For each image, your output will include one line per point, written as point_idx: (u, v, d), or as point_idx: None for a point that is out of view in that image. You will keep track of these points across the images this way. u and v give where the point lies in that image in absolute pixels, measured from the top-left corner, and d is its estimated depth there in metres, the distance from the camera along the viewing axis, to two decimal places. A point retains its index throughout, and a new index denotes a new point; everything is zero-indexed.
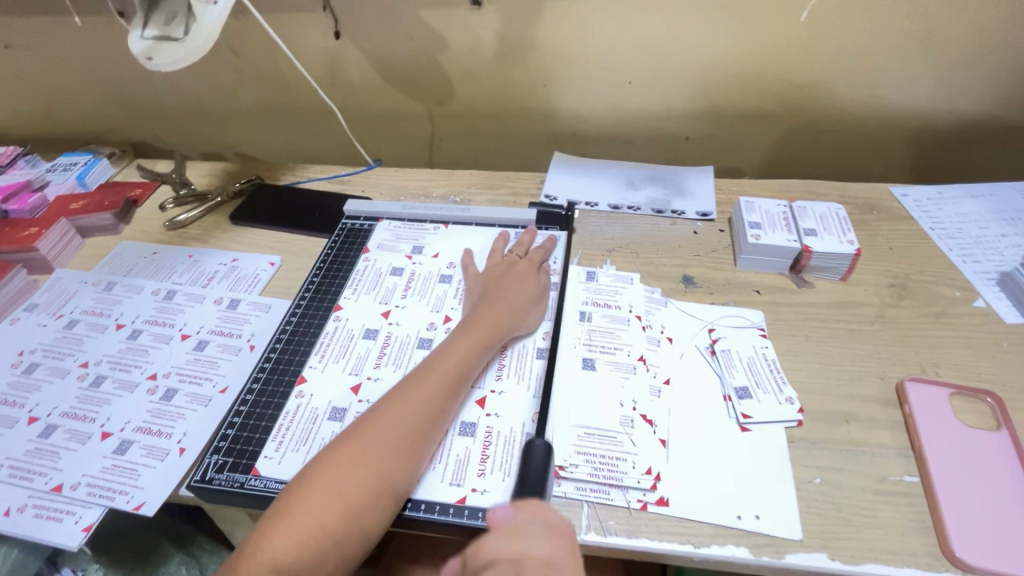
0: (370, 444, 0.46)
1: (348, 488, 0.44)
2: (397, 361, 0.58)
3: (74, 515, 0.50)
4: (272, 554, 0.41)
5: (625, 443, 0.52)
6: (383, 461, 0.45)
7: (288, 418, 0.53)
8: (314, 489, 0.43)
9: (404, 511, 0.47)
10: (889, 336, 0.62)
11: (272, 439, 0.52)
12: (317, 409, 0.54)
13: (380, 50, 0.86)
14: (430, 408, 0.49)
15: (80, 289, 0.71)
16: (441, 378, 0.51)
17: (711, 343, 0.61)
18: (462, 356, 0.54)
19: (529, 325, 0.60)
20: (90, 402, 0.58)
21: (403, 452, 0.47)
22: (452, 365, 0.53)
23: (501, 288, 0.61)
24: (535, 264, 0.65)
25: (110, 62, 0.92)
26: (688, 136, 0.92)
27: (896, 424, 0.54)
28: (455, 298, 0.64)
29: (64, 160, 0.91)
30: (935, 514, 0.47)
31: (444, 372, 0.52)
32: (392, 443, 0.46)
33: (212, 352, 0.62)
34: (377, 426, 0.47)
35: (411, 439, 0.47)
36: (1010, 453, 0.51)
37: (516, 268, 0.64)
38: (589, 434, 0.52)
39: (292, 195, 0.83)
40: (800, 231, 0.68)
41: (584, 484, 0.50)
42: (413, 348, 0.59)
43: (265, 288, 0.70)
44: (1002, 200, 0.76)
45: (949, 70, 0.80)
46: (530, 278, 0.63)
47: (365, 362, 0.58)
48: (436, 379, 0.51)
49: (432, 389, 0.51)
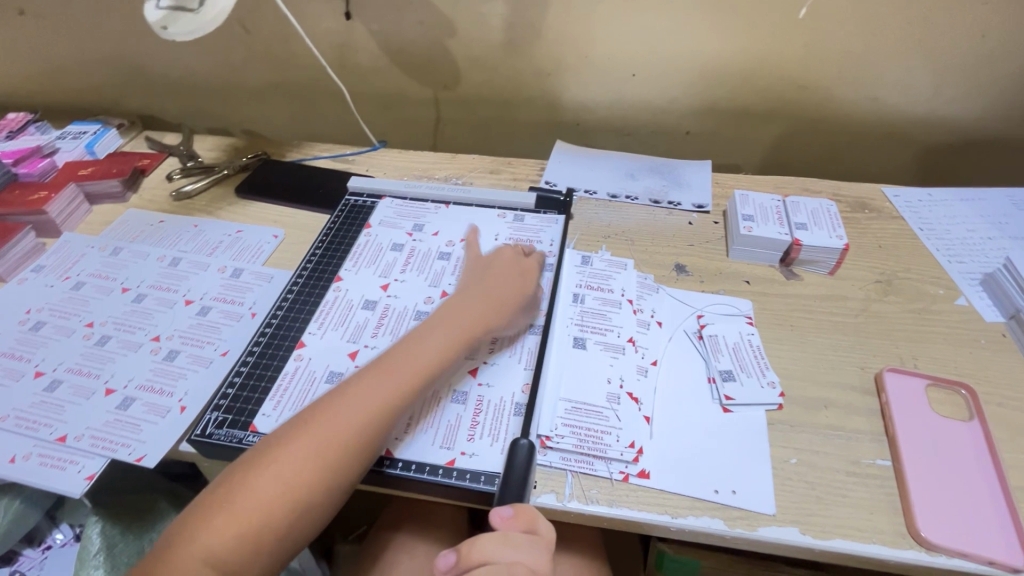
0: (322, 434, 0.45)
1: (295, 479, 0.43)
2: (393, 331, 0.60)
3: (77, 464, 0.51)
4: (208, 544, 0.40)
5: (611, 418, 0.54)
6: (334, 453, 0.44)
7: (286, 380, 0.55)
8: (259, 479, 0.43)
9: (396, 471, 0.50)
10: (872, 329, 0.63)
11: (271, 398, 0.54)
12: (314, 372, 0.56)
13: (390, 33, 0.87)
14: (391, 400, 0.48)
15: (88, 253, 0.73)
16: (409, 370, 0.50)
17: (699, 328, 0.63)
18: (437, 348, 0.53)
19: (513, 323, 0.59)
20: (96, 359, 0.60)
21: (358, 442, 0.46)
22: (424, 359, 0.51)
23: (492, 283, 0.60)
24: (537, 267, 0.64)
25: (123, 34, 0.94)
26: (688, 130, 0.94)
27: (873, 412, 0.56)
28: (452, 276, 0.66)
29: (73, 128, 0.92)
30: (904, 495, 0.49)
31: (413, 364, 0.51)
32: (344, 435, 0.45)
33: (214, 317, 0.64)
34: (331, 416, 0.46)
35: (368, 429, 0.46)
36: (980, 442, 0.53)
37: (522, 267, 0.63)
38: (575, 406, 0.54)
39: (297, 172, 0.85)
40: (791, 225, 0.70)
41: (569, 453, 0.52)
42: (410, 320, 0.61)
43: (268, 259, 0.72)
44: (991, 205, 0.78)
45: (946, 76, 0.81)
46: (530, 280, 0.62)
47: (362, 330, 0.60)
48: (403, 371, 0.50)
49: (397, 380, 0.49)
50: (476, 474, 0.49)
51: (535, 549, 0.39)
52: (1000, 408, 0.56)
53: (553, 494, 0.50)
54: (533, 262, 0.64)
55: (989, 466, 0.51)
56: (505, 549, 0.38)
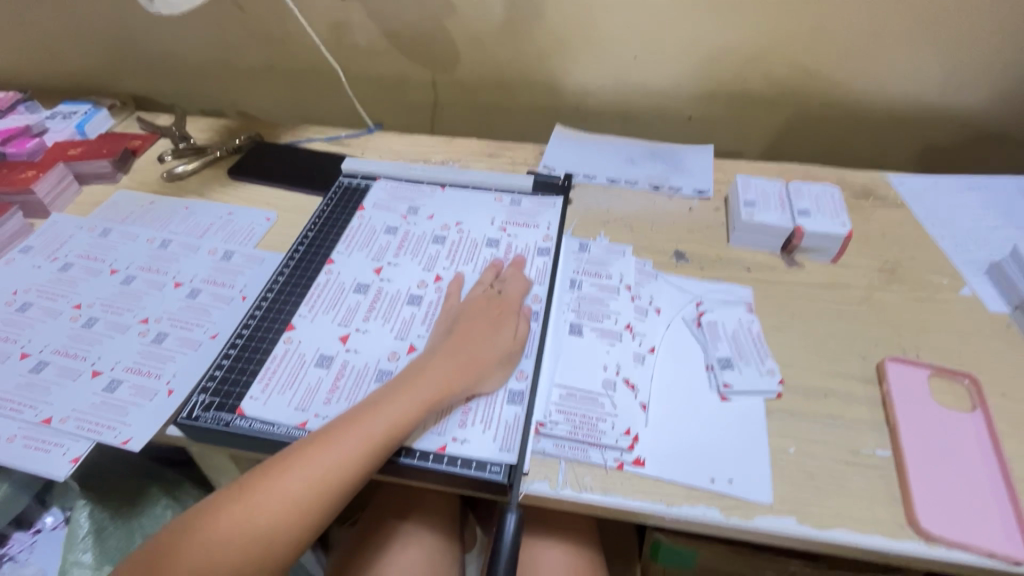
0: (255, 513, 0.41)
1: (226, 560, 0.40)
2: (385, 315, 0.59)
3: (62, 446, 0.51)
4: None
5: (606, 405, 0.52)
6: (269, 531, 0.41)
7: (275, 362, 0.54)
8: (186, 558, 0.40)
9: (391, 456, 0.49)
10: (874, 317, 0.62)
11: (259, 380, 0.53)
12: (304, 355, 0.55)
13: (386, 12, 0.85)
14: (340, 475, 0.44)
15: (76, 234, 0.71)
16: (362, 440, 0.45)
17: (699, 314, 0.61)
18: (395, 415, 0.47)
19: (490, 387, 0.52)
20: (82, 340, 0.59)
21: (296, 523, 0.42)
22: (383, 428, 0.46)
23: (467, 336, 0.54)
24: (513, 309, 0.57)
25: (114, 11, 0.92)
26: (690, 116, 0.92)
27: (873, 401, 0.55)
28: (447, 262, 0.64)
29: (64, 108, 0.90)
30: (904, 486, 0.48)
31: (367, 435, 0.45)
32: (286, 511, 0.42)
33: (204, 300, 0.63)
34: (271, 487, 0.42)
35: (310, 505, 0.43)
36: (982, 432, 0.52)
37: (494, 313, 0.56)
38: (571, 393, 0.53)
39: (292, 154, 0.83)
40: (794, 211, 0.68)
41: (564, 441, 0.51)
42: (404, 304, 0.60)
43: (260, 241, 0.71)
44: (998, 193, 0.76)
45: (956, 62, 0.79)
46: (506, 329, 0.55)
47: (355, 313, 0.59)
48: (357, 440, 0.45)
49: (345, 452, 0.44)
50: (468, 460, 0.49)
51: None
52: (1003, 398, 0.55)
53: (546, 481, 0.49)
54: (509, 298, 0.58)
55: (992, 458, 0.50)
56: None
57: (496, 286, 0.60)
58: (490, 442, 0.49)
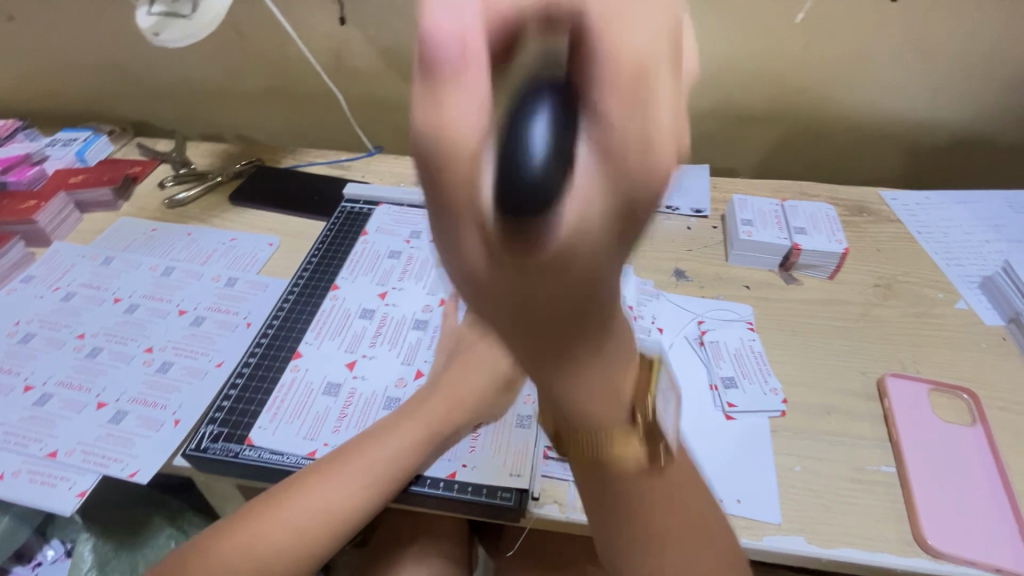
0: (258, 538, 0.42)
1: None
2: (391, 341, 0.59)
3: (68, 481, 0.50)
4: None
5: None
6: (270, 559, 0.42)
7: (282, 391, 0.54)
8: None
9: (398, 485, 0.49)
10: (873, 333, 0.63)
11: (267, 410, 0.53)
12: (312, 383, 0.55)
13: (385, 38, 0.87)
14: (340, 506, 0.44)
15: (78, 263, 0.71)
16: (364, 471, 0.46)
17: (700, 334, 0.62)
18: (400, 445, 0.47)
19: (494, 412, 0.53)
20: (86, 371, 0.59)
21: (297, 551, 0.43)
22: (385, 457, 0.47)
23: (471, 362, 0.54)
24: None
25: (116, 40, 0.93)
26: (685, 134, 0.93)
27: (876, 417, 0.55)
28: (450, 286, 0.65)
29: (64, 135, 0.91)
30: (909, 502, 0.49)
31: (370, 465, 0.46)
32: (281, 545, 0.42)
33: (209, 328, 0.63)
34: (274, 515, 0.43)
35: (307, 539, 0.43)
36: (983, 446, 0.52)
37: None
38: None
39: (293, 178, 0.84)
40: (790, 229, 0.69)
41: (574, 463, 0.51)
42: (409, 329, 0.60)
43: (263, 267, 0.71)
44: (987, 207, 0.78)
45: (940, 80, 0.82)
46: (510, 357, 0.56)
47: (361, 339, 0.59)
48: (360, 471, 0.46)
49: (348, 483, 0.45)
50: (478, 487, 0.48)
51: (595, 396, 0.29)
52: (1002, 412, 0.56)
53: (556, 505, 0.48)
54: None
55: (993, 472, 0.51)
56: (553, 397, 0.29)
57: None
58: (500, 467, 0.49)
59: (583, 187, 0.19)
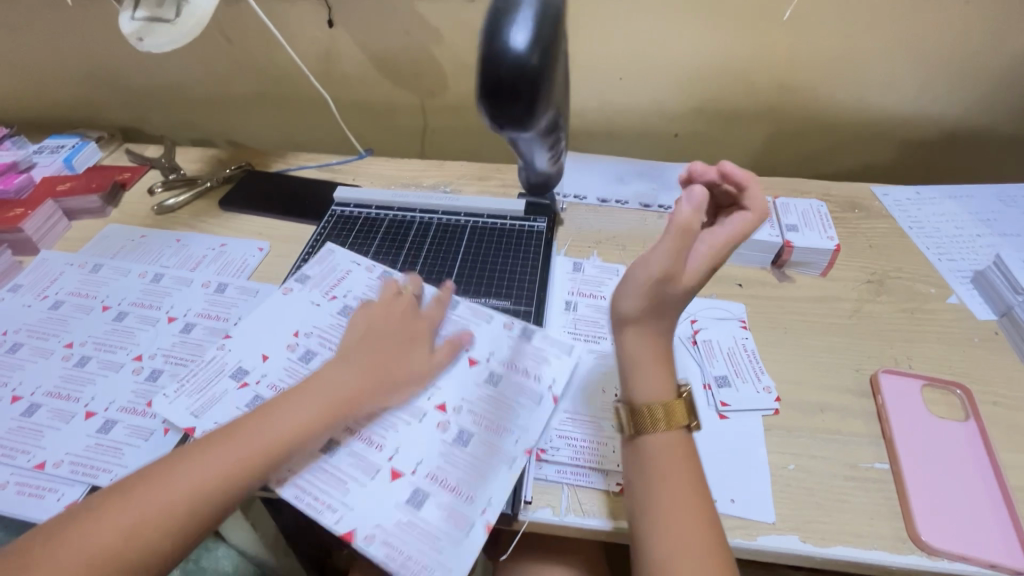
0: (135, 504, 0.42)
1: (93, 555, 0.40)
2: (307, 329, 0.60)
3: (57, 492, 0.50)
4: None
5: (535, 407, 0.53)
6: (141, 529, 0.41)
7: (200, 365, 0.57)
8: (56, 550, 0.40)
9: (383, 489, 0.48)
10: (866, 329, 0.63)
11: (175, 380, 0.56)
12: (224, 365, 0.57)
13: (374, 40, 0.86)
14: (222, 476, 0.44)
15: (66, 271, 0.71)
16: (253, 445, 0.46)
17: (693, 333, 0.62)
18: (290, 425, 0.48)
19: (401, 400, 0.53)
20: (75, 381, 0.58)
21: (169, 520, 0.42)
22: (276, 434, 0.47)
23: (380, 347, 0.54)
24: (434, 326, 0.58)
25: (102, 45, 0.92)
26: (677, 133, 0.93)
27: (870, 414, 0.55)
28: (381, 269, 0.67)
29: (52, 142, 0.90)
30: (903, 499, 0.49)
31: (261, 439, 0.46)
32: (127, 543, 0.41)
33: (199, 335, 0.62)
34: (156, 484, 0.43)
35: (169, 518, 0.42)
36: (977, 442, 0.52)
37: (409, 323, 0.57)
38: (505, 381, 0.54)
39: (283, 182, 0.83)
40: (782, 227, 0.69)
41: (501, 452, 0.50)
42: (329, 315, 0.61)
43: (253, 273, 0.70)
44: (979, 202, 0.78)
45: (931, 75, 0.82)
46: (419, 343, 0.55)
47: (283, 325, 0.60)
48: (251, 445, 0.46)
49: (234, 454, 0.45)
50: (420, 490, 0.48)
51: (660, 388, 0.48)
52: (995, 407, 0.56)
53: (550, 508, 0.49)
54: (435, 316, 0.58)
55: (987, 467, 0.51)
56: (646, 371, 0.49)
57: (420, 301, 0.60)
58: (438, 461, 0.49)
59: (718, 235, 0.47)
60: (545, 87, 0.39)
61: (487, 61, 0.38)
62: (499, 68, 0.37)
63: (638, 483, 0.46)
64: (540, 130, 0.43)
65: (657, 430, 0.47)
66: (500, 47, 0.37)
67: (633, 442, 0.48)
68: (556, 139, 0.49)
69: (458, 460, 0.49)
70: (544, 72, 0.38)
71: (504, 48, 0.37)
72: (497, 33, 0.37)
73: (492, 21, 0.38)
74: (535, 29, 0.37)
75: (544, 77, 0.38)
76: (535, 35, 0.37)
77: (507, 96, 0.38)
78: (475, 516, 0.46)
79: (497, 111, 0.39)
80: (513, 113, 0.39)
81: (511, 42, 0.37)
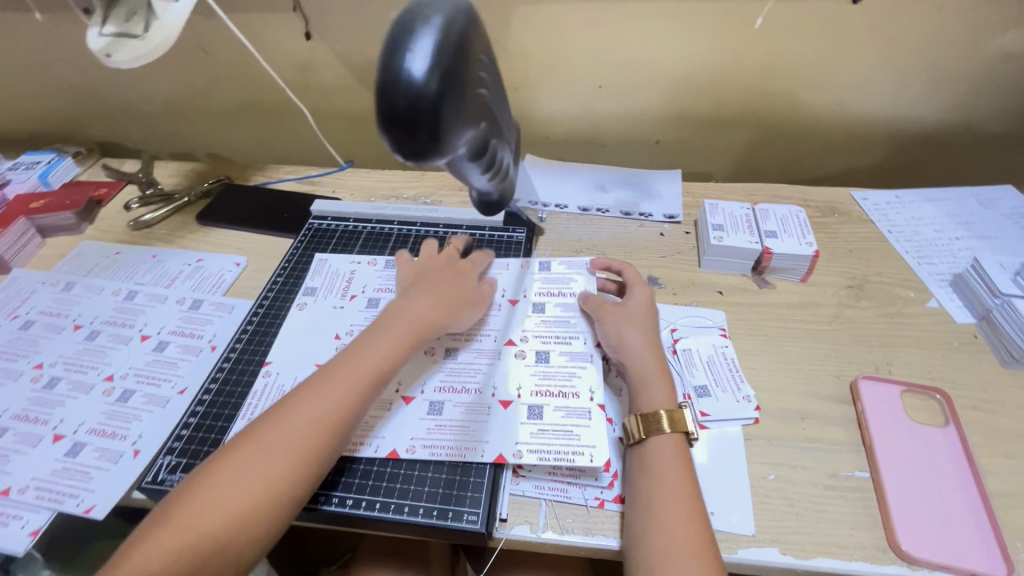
0: (267, 445, 0.43)
1: (249, 496, 0.41)
2: (347, 329, 0.60)
3: (21, 519, 0.48)
4: (148, 559, 0.38)
5: (577, 325, 0.60)
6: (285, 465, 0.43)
7: (255, 397, 0.54)
8: (205, 499, 0.41)
9: (347, 509, 0.48)
10: (845, 335, 0.63)
11: (240, 416, 0.53)
12: (281, 385, 0.55)
13: (353, 52, 0.85)
14: (338, 405, 0.46)
15: (38, 289, 0.70)
16: (357, 375, 0.49)
17: (673, 342, 0.61)
18: (382, 355, 0.51)
19: (462, 324, 0.58)
20: (43, 403, 0.57)
21: (307, 453, 0.44)
22: (374, 363, 0.50)
23: (435, 288, 0.58)
24: (471, 273, 0.62)
25: (77, 61, 0.91)
26: (658, 140, 0.93)
27: (850, 422, 0.55)
28: (383, 262, 0.69)
29: (27, 158, 0.89)
30: (883, 508, 0.48)
31: (361, 370, 0.49)
32: (287, 471, 0.43)
33: (172, 353, 0.61)
34: (281, 424, 0.45)
35: (306, 449, 0.44)
36: (956, 447, 0.52)
37: (454, 270, 0.61)
38: (548, 304, 0.62)
39: (261, 195, 0.82)
40: (761, 233, 0.69)
41: (579, 354, 0.57)
42: (360, 312, 0.62)
43: (229, 289, 0.70)
44: (957, 204, 0.79)
45: (906, 79, 0.82)
46: (468, 283, 0.60)
47: (322, 332, 0.60)
48: (354, 375, 0.49)
49: (342, 388, 0.47)
50: (534, 405, 0.53)
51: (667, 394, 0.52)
52: (974, 411, 0.56)
53: (527, 525, 0.48)
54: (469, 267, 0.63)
55: (967, 473, 0.50)
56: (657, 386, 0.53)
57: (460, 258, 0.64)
58: (538, 380, 0.55)
59: (632, 280, 0.63)
60: (451, 122, 0.31)
61: (382, 91, 0.30)
62: (395, 100, 0.29)
63: (637, 486, 0.47)
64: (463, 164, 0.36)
65: (657, 432, 0.49)
66: (393, 74, 0.29)
67: (640, 445, 0.50)
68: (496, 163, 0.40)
69: (553, 373, 0.56)
70: (449, 104, 0.30)
71: (399, 76, 0.29)
72: (392, 56, 0.30)
73: (388, 40, 0.30)
74: (436, 52, 0.30)
75: (450, 110, 0.31)
76: (437, 61, 0.29)
77: (405, 132, 0.30)
78: (590, 406, 0.53)
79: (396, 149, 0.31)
80: (416, 150, 0.31)
81: (408, 72, 0.29)
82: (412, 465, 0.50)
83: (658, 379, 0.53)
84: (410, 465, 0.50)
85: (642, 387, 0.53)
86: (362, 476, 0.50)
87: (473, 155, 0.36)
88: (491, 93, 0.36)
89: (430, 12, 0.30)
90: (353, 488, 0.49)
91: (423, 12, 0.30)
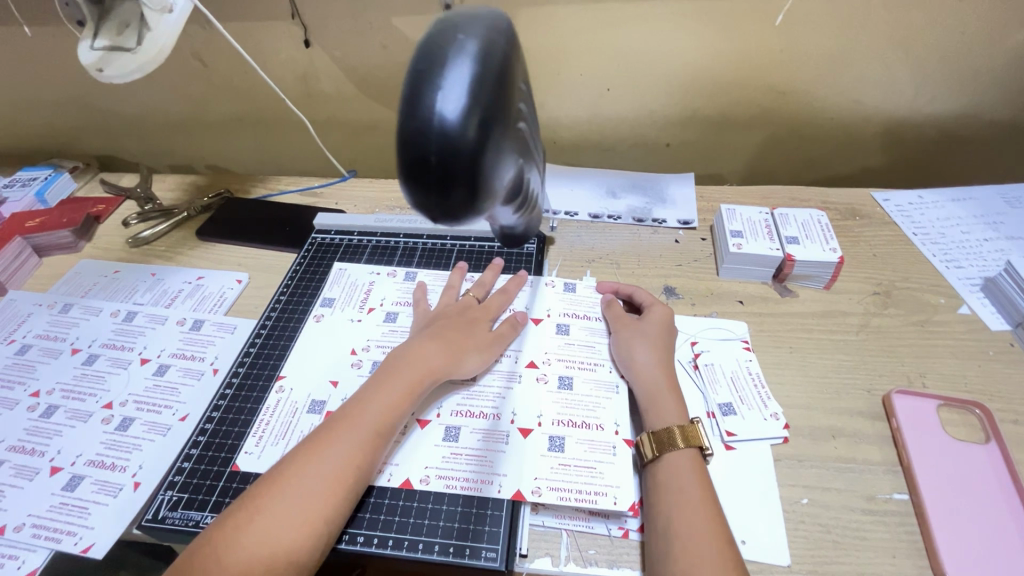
0: (271, 513, 0.40)
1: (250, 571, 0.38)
2: (364, 344, 0.59)
3: (17, 559, 0.46)
4: None
5: (603, 351, 0.58)
6: (290, 536, 0.40)
7: (268, 414, 0.53)
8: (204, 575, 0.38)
9: (353, 547, 0.45)
10: (874, 345, 0.60)
11: (253, 435, 0.52)
12: (296, 403, 0.54)
13: (353, 59, 0.83)
14: (346, 469, 0.44)
15: (35, 311, 0.68)
16: (364, 433, 0.46)
17: (694, 357, 0.59)
18: (387, 408, 0.48)
19: (469, 369, 0.53)
20: (40, 434, 0.55)
21: (312, 523, 0.41)
22: (379, 419, 0.47)
23: (446, 331, 0.55)
24: (487, 312, 0.59)
25: (72, 75, 0.89)
26: (669, 142, 0.91)
27: (885, 440, 0.52)
28: (403, 272, 0.67)
29: (23, 175, 0.87)
30: (926, 534, 0.46)
31: (367, 427, 0.46)
32: (289, 544, 0.40)
33: (172, 377, 0.59)
34: (285, 488, 0.42)
35: (311, 517, 0.41)
36: (1001, 467, 0.49)
37: (467, 311, 0.58)
38: (573, 326, 0.60)
39: (262, 209, 0.80)
40: (782, 239, 0.66)
41: (604, 382, 0.55)
42: (378, 325, 0.61)
43: (231, 307, 0.67)
44: (984, 203, 0.76)
45: (929, 75, 0.79)
46: (482, 324, 0.57)
47: (338, 345, 0.59)
48: (361, 433, 0.46)
49: (348, 449, 0.45)
50: (556, 436, 0.50)
51: (679, 411, 0.50)
52: (1016, 425, 0.53)
53: (548, 559, 0.45)
54: (487, 307, 0.59)
55: (1015, 496, 0.47)
56: (667, 400, 0.51)
57: (474, 294, 0.61)
58: (557, 409, 0.52)
59: (645, 298, 0.61)
60: (487, 165, 0.31)
61: (407, 138, 0.29)
62: (425, 148, 0.29)
63: (657, 502, 0.44)
64: (497, 201, 0.36)
65: (672, 449, 0.47)
66: (423, 116, 0.29)
67: (656, 463, 0.47)
68: (519, 193, 0.40)
69: (577, 401, 0.53)
70: (484, 145, 0.30)
71: (429, 118, 0.29)
72: (423, 96, 0.29)
73: (416, 74, 0.29)
74: (471, 93, 0.29)
75: (485, 151, 0.30)
76: (472, 100, 0.29)
77: (440, 182, 0.30)
78: (615, 440, 0.50)
79: (424, 199, 0.31)
80: (447, 206, 0.31)
81: (439, 115, 0.29)
82: (432, 497, 0.48)
83: (669, 393, 0.51)
84: (422, 497, 0.48)
85: (652, 405, 0.51)
86: (372, 510, 0.47)
87: (503, 190, 0.36)
88: (523, 121, 0.36)
89: (464, 37, 0.30)
90: (364, 524, 0.46)
91: (454, 40, 0.29)
